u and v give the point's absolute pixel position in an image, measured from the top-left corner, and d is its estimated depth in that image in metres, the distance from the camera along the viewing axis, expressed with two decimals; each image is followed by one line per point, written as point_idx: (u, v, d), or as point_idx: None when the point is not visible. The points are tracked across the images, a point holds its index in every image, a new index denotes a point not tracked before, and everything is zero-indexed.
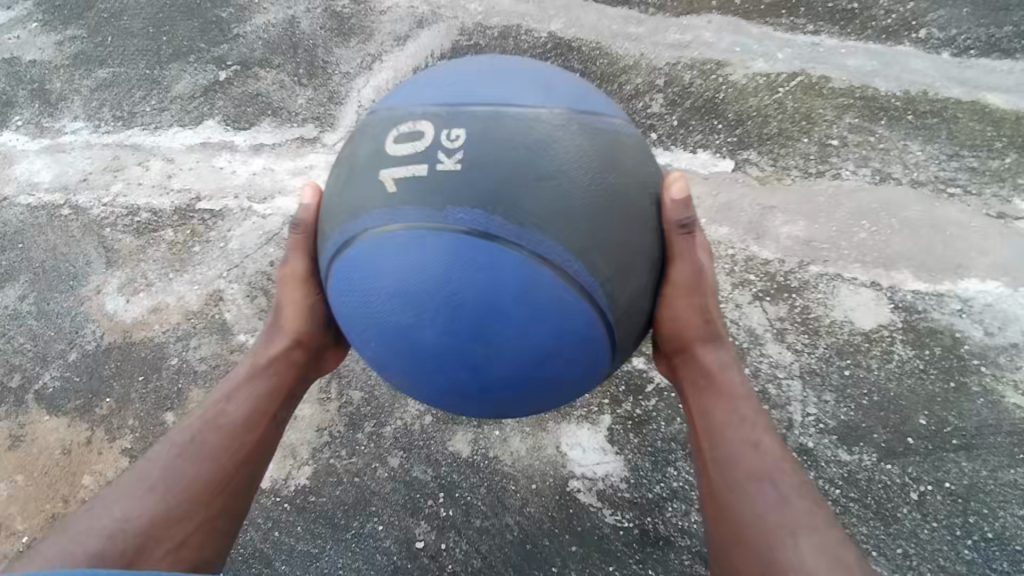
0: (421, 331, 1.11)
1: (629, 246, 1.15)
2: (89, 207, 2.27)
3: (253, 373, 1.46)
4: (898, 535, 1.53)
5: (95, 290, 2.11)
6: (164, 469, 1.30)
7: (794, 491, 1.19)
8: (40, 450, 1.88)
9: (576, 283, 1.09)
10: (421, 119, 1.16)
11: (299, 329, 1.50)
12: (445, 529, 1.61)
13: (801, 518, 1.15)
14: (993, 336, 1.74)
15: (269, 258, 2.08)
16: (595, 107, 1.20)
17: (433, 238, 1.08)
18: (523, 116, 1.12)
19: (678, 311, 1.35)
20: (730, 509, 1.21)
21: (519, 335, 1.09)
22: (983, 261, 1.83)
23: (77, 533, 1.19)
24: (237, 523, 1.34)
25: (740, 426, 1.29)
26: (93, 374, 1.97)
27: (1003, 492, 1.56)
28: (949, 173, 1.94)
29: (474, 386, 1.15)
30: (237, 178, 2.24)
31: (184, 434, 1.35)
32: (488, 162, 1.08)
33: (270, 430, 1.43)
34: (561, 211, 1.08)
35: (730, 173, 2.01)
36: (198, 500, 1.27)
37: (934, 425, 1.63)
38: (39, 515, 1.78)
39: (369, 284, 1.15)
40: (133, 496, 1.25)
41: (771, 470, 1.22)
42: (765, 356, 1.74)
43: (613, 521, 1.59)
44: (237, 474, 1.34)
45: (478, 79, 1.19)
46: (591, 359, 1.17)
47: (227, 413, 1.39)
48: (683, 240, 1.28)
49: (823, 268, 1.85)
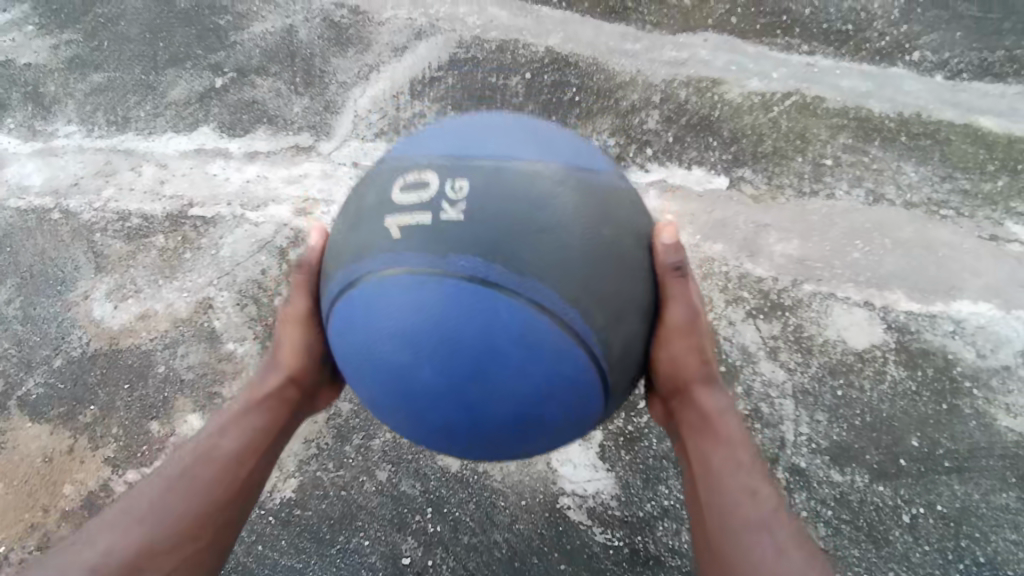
0: (421, 371, 1.09)
1: (620, 295, 1.13)
2: (79, 212, 2.25)
3: (248, 408, 1.41)
4: (890, 558, 1.52)
5: (82, 296, 2.09)
6: (152, 502, 1.26)
7: (791, 543, 1.17)
8: (20, 458, 1.85)
9: (572, 330, 1.08)
10: (425, 169, 1.15)
11: (296, 366, 1.45)
12: (432, 544, 1.59)
13: (798, 571, 1.13)
14: (986, 358, 1.74)
15: (260, 267, 2.06)
16: (586, 163, 1.19)
17: (435, 285, 1.07)
18: (525, 170, 1.12)
19: (673, 352, 1.33)
20: (723, 555, 1.19)
21: (516, 377, 1.07)
22: (975, 282, 1.84)
23: (60, 564, 1.19)
24: (222, 559, 1.29)
25: (737, 471, 1.26)
26: (77, 381, 1.94)
27: (995, 516, 1.55)
28: (941, 195, 1.95)
29: (466, 425, 1.12)
30: (229, 185, 2.23)
31: (175, 467, 1.31)
32: (490, 213, 1.07)
33: (260, 466, 1.36)
34: (559, 261, 1.07)
35: (724, 190, 2.01)
36: (185, 534, 1.23)
37: (927, 447, 1.63)
38: (17, 525, 1.76)
39: (368, 322, 1.12)
40: (118, 528, 1.23)
41: (767, 518, 1.20)
42: (758, 374, 1.73)
43: (603, 539, 1.57)
44: (224, 512, 1.29)
45: (482, 134, 1.18)
46: (584, 404, 1.14)
47: (220, 447, 1.34)
48: (677, 284, 1.26)
49: (817, 287, 1.85)
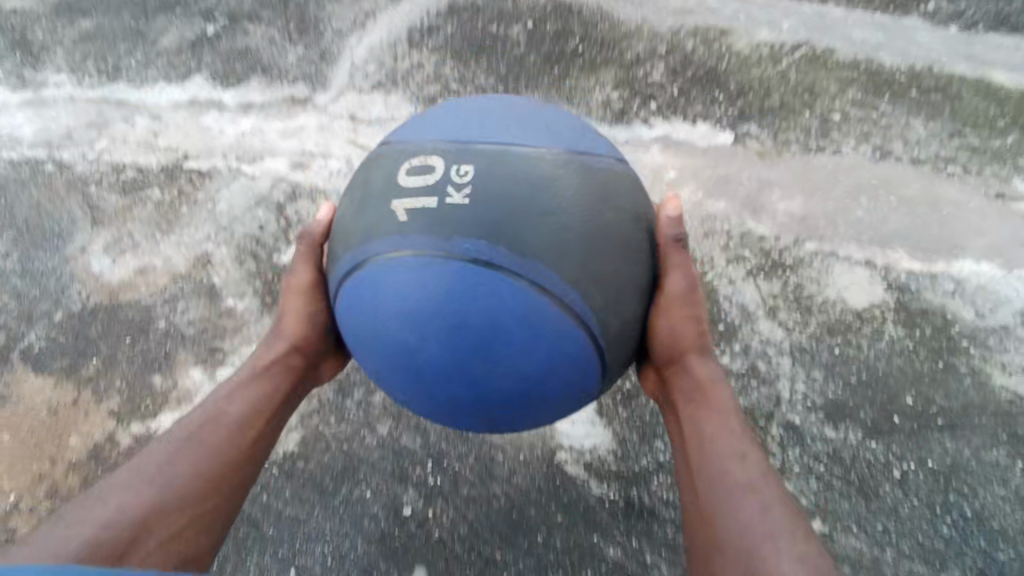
0: (426, 350, 1.07)
1: (619, 274, 1.12)
2: (73, 164, 2.21)
3: (253, 376, 1.43)
4: (880, 512, 1.56)
5: (80, 250, 2.08)
6: (161, 464, 1.25)
7: (778, 503, 1.14)
8: (25, 410, 1.88)
9: (572, 311, 1.08)
10: (430, 153, 1.13)
11: (300, 335, 1.46)
12: (433, 496, 1.63)
13: (784, 530, 1.10)
14: (984, 317, 1.74)
15: (258, 222, 2.04)
16: (590, 145, 1.17)
17: (440, 267, 1.05)
18: (529, 155, 1.11)
19: (672, 323, 1.31)
20: (712, 518, 1.17)
21: (518, 355, 1.06)
22: (979, 241, 1.83)
23: (68, 523, 1.14)
24: (229, 522, 1.30)
25: (727, 436, 1.25)
26: (79, 335, 1.95)
27: (985, 471, 1.58)
28: (949, 152, 1.92)
29: (468, 400, 1.12)
30: (225, 137, 2.19)
31: (182, 432, 1.31)
32: (495, 197, 1.06)
33: (267, 432, 1.40)
34: (562, 245, 1.06)
35: (729, 146, 1.98)
36: (198, 493, 1.24)
37: (921, 405, 1.65)
38: (26, 474, 1.80)
39: (375, 301, 1.11)
40: (128, 488, 1.21)
41: (754, 480, 1.18)
42: (757, 333, 1.73)
43: (599, 492, 1.60)
44: (234, 477, 1.30)
45: (486, 115, 1.16)
46: (582, 379, 1.14)
47: (228, 413, 1.36)
48: (676, 254, 1.30)
49: (819, 245, 1.83)
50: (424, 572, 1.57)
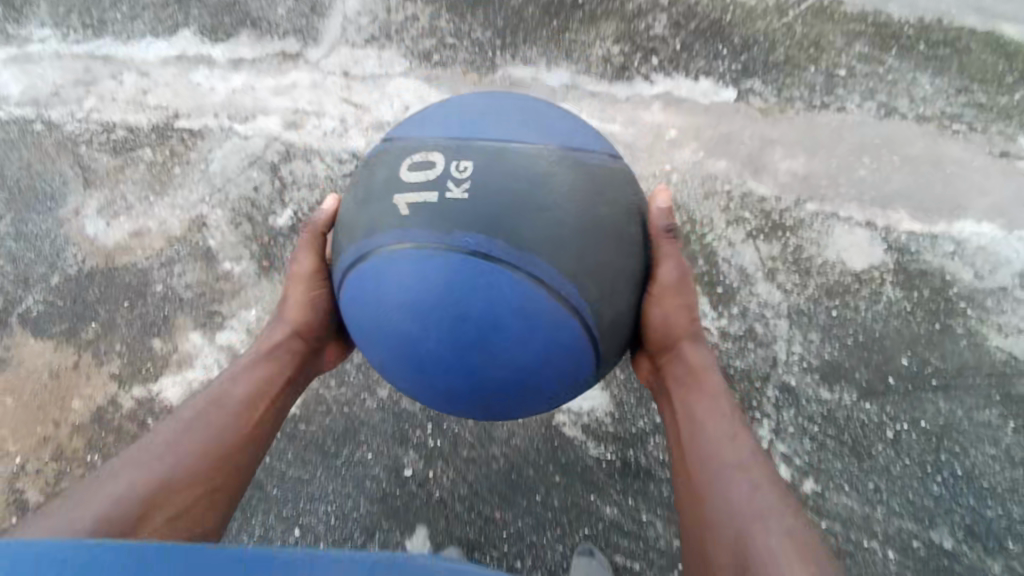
0: (426, 341, 1.06)
1: (613, 265, 1.11)
2: (62, 123, 2.17)
3: (256, 359, 1.42)
4: (872, 471, 1.59)
5: (74, 212, 2.06)
6: (168, 443, 1.24)
7: (767, 481, 1.16)
8: (27, 373, 1.89)
9: (569, 304, 1.06)
10: (432, 148, 1.12)
11: (302, 320, 1.44)
12: (433, 458, 1.66)
13: (773, 508, 1.12)
14: (983, 279, 1.74)
15: (252, 183, 2.01)
16: (588, 141, 1.16)
17: (440, 260, 1.04)
18: (527, 152, 1.09)
19: (664, 311, 1.31)
20: (704, 498, 1.18)
21: (516, 345, 1.05)
22: (981, 201, 1.81)
23: (75, 502, 1.11)
24: (235, 502, 1.28)
25: (719, 418, 1.26)
26: (76, 299, 1.94)
27: (977, 431, 1.61)
28: (955, 109, 1.88)
29: (467, 389, 1.10)
30: (215, 95, 2.13)
31: (189, 412, 1.30)
32: (494, 191, 1.05)
33: (271, 414, 1.38)
34: (559, 239, 1.05)
35: (731, 103, 1.93)
36: (203, 472, 1.22)
37: (916, 366, 1.66)
38: (31, 437, 1.82)
39: (378, 292, 1.09)
40: (135, 467, 1.19)
41: (745, 460, 1.19)
42: (755, 296, 1.73)
43: (596, 453, 1.63)
44: (242, 457, 1.29)
45: (488, 111, 1.15)
46: (578, 368, 1.13)
47: (232, 394, 1.35)
48: (667, 244, 1.29)
49: (820, 206, 1.81)
50: (426, 531, 1.61)
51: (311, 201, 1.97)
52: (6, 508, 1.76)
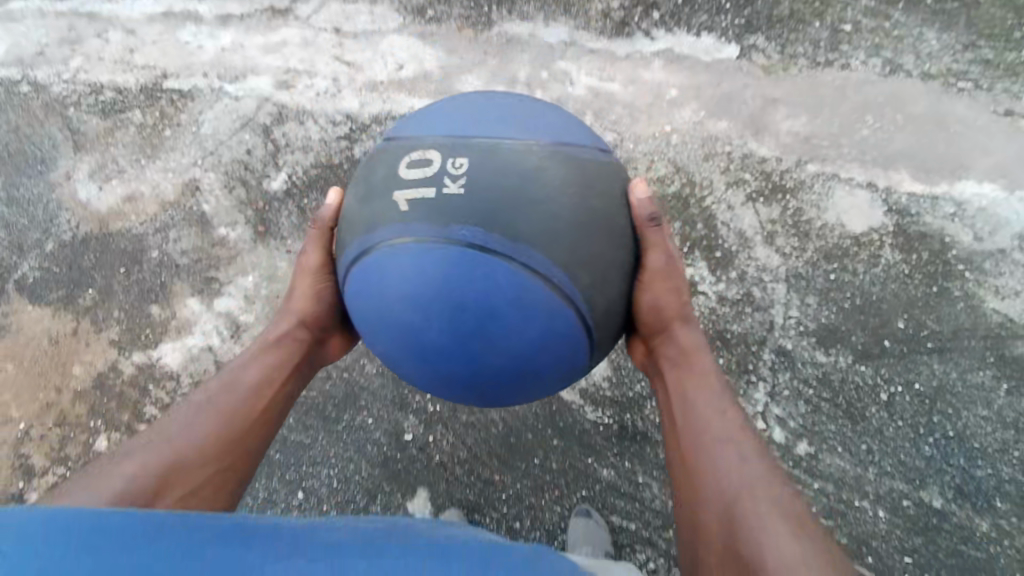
0: (427, 331, 1.05)
1: (604, 257, 1.10)
2: (48, 84, 2.11)
3: (265, 348, 1.38)
4: (865, 432, 1.61)
5: (65, 177, 2.03)
6: (179, 425, 1.21)
7: (753, 453, 1.17)
8: (27, 340, 1.90)
9: (562, 293, 1.06)
10: (430, 146, 1.11)
11: (309, 311, 1.41)
12: (432, 422, 1.68)
13: (759, 476, 1.13)
14: (982, 241, 1.72)
15: (245, 146, 1.98)
16: (583, 137, 1.16)
17: (438, 253, 1.03)
18: (522, 148, 1.08)
19: (656, 297, 1.29)
20: (694, 471, 1.20)
21: (513, 334, 1.04)
22: (984, 161, 1.78)
23: (85, 480, 1.08)
24: (242, 485, 1.25)
25: (709, 396, 1.27)
26: (72, 265, 1.93)
27: (969, 393, 1.63)
28: (961, 66, 1.84)
29: (466, 377, 1.09)
30: (204, 54, 2.08)
31: (200, 395, 1.28)
32: (490, 186, 1.04)
33: (281, 400, 1.35)
34: (554, 232, 1.04)
35: (734, 60, 1.89)
36: (213, 455, 1.19)
37: (912, 329, 1.67)
38: (34, 403, 1.84)
39: (381, 286, 1.08)
40: (146, 448, 1.16)
41: (733, 433, 1.21)
42: (753, 260, 1.73)
43: (594, 417, 1.65)
44: (251, 445, 1.26)
45: (485, 109, 1.14)
46: (573, 355, 1.13)
47: (243, 379, 1.31)
48: (654, 233, 1.24)
49: (821, 167, 1.79)
50: (427, 493, 1.65)
51: (305, 164, 1.94)
52: (12, 473, 1.79)
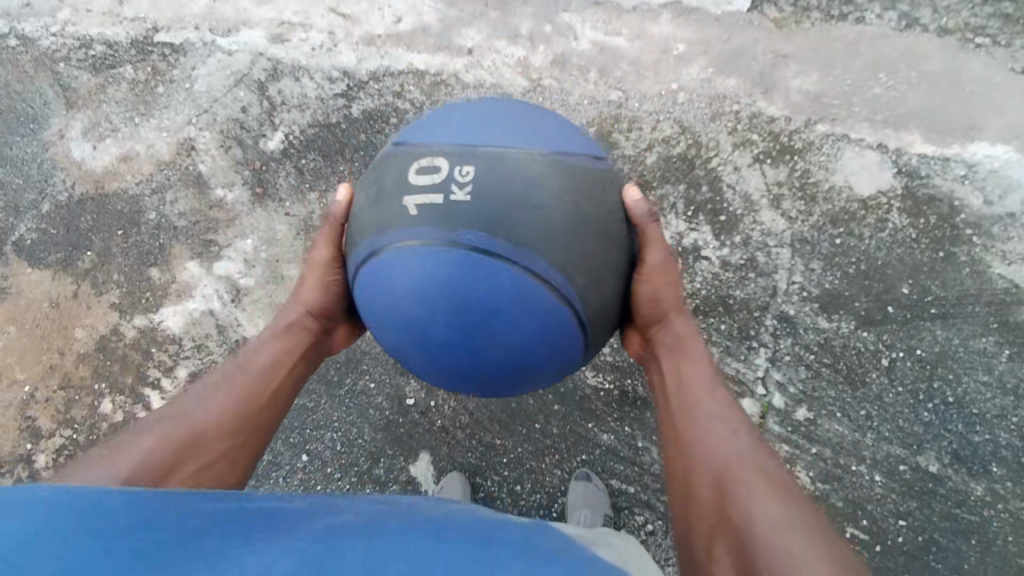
0: (432, 326, 1.04)
1: (596, 257, 1.08)
2: (37, 38, 2.05)
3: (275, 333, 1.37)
4: (864, 398, 1.62)
5: (58, 135, 1.99)
6: (194, 401, 1.22)
7: (744, 429, 1.19)
8: (27, 303, 1.89)
9: (560, 294, 1.04)
10: (437, 152, 1.09)
11: (316, 302, 1.38)
12: (434, 388, 1.69)
13: (749, 450, 1.14)
14: (992, 205, 1.69)
15: (240, 104, 1.93)
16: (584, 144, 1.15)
17: (444, 255, 1.02)
18: (527, 156, 1.07)
19: (654, 290, 1.29)
20: (685, 445, 1.20)
21: (514, 330, 1.03)
22: (998, 122, 1.72)
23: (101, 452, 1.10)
24: (254, 462, 1.24)
25: (702, 378, 1.28)
26: (70, 227, 1.92)
27: (971, 358, 1.62)
28: (980, 20, 1.76)
29: (467, 370, 1.08)
30: (195, 5, 2.01)
31: (217, 375, 1.29)
32: (496, 193, 1.02)
33: (292, 382, 1.35)
34: (556, 237, 1.03)
35: (744, 13, 1.82)
36: (226, 431, 1.19)
37: (916, 295, 1.66)
38: (38, 366, 1.85)
39: (389, 284, 1.07)
40: (162, 422, 1.17)
41: (724, 412, 1.22)
42: (758, 224, 1.70)
43: (595, 382, 1.66)
44: (264, 425, 1.26)
45: (492, 117, 1.12)
46: (571, 349, 1.11)
47: (256, 361, 1.31)
48: (652, 229, 1.26)
49: (831, 127, 1.75)
50: (429, 457, 1.67)
51: (302, 123, 1.90)
52: (20, 434, 1.81)
